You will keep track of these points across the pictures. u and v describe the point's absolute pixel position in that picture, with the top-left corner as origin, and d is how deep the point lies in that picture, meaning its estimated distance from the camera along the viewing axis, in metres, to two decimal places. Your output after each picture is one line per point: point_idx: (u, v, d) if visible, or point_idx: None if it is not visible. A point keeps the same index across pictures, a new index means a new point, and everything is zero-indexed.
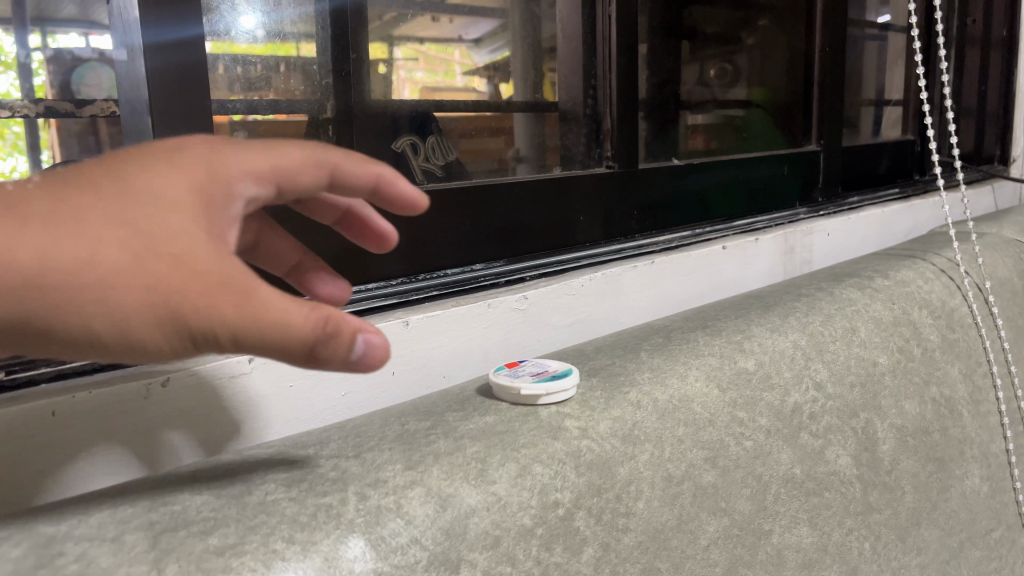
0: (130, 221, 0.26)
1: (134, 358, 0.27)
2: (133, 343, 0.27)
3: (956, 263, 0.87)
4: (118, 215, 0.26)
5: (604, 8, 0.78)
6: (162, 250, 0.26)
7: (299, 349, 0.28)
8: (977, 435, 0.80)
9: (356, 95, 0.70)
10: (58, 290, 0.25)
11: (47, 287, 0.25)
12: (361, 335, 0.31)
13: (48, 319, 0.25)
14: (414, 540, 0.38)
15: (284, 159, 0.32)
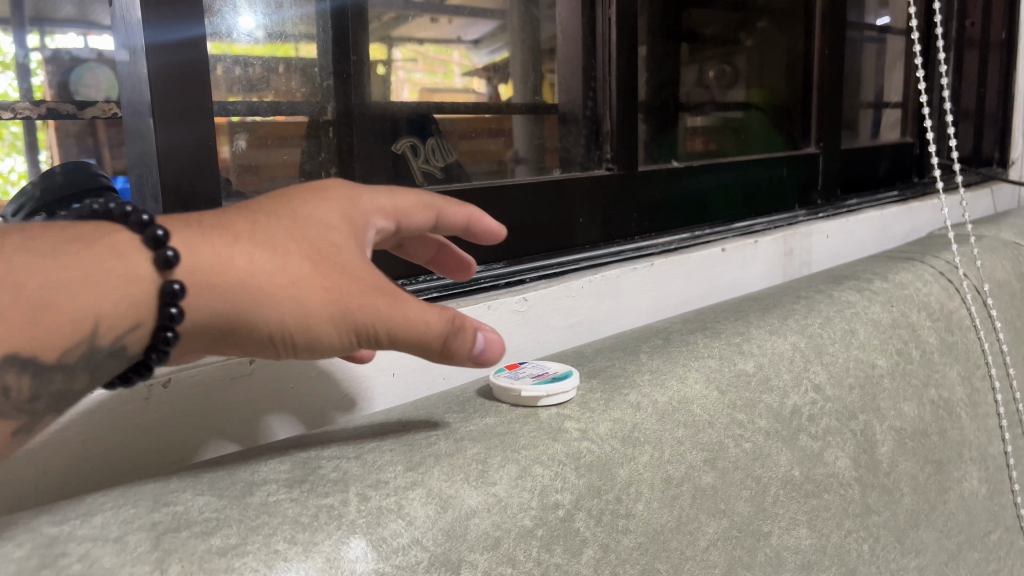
0: (313, 244, 0.35)
1: (310, 351, 0.35)
2: (315, 336, 0.35)
3: (955, 265, 0.87)
4: (302, 233, 0.35)
5: (604, 10, 0.79)
6: (336, 266, 0.35)
7: (434, 343, 0.37)
8: (975, 436, 0.80)
9: (357, 96, 0.68)
10: (269, 291, 0.33)
11: (260, 288, 0.33)
12: (479, 330, 0.38)
13: (258, 316, 0.34)
14: (415, 540, 0.38)
15: (404, 203, 0.40)
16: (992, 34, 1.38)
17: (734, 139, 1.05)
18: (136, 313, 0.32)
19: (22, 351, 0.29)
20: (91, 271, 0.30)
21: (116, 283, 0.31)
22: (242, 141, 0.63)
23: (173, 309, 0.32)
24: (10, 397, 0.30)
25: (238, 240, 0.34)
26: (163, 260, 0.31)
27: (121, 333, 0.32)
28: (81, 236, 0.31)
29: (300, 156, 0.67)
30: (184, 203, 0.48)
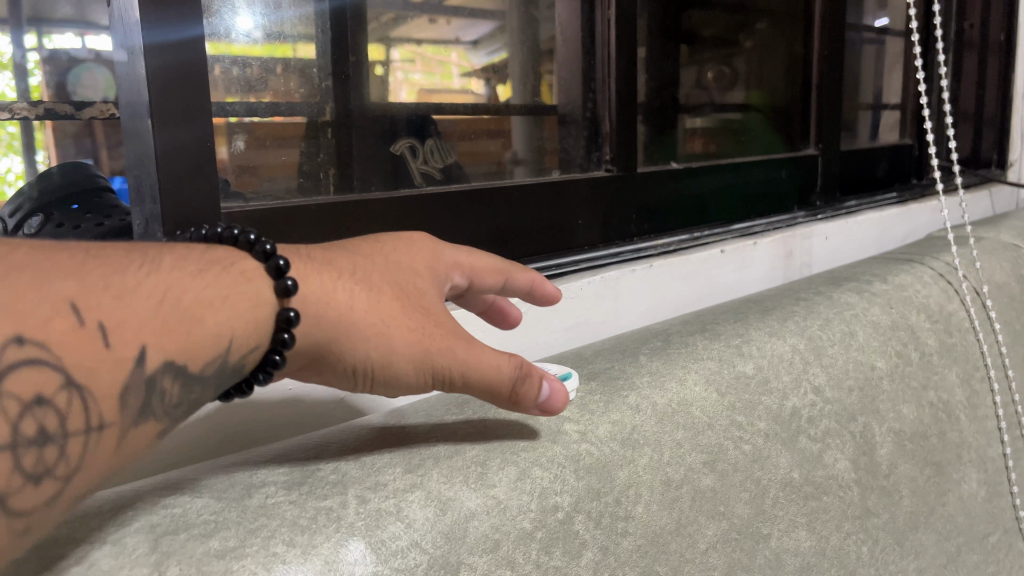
0: (404, 291, 0.40)
1: (389, 386, 0.40)
2: (398, 371, 0.39)
3: (954, 267, 0.87)
4: (397, 280, 0.40)
5: (602, 13, 0.78)
6: (423, 312, 0.40)
7: (506, 387, 0.41)
8: (975, 439, 0.80)
9: (355, 98, 0.72)
10: (364, 327, 0.38)
11: (358, 322, 0.38)
12: (548, 381, 0.43)
13: (352, 349, 0.38)
14: (414, 543, 0.37)
15: (480, 267, 0.46)
16: (991, 35, 1.38)
17: (734, 140, 1.04)
18: (256, 336, 0.35)
19: (173, 358, 0.32)
20: (226, 292, 0.34)
21: (246, 302, 0.34)
22: (241, 143, 0.61)
23: (285, 336, 0.36)
24: (163, 402, 0.32)
25: (342, 278, 0.39)
26: (283, 288, 0.35)
27: (241, 354, 0.35)
28: (217, 262, 0.34)
29: (298, 158, 0.65)
30: (182, 204, 0.48)
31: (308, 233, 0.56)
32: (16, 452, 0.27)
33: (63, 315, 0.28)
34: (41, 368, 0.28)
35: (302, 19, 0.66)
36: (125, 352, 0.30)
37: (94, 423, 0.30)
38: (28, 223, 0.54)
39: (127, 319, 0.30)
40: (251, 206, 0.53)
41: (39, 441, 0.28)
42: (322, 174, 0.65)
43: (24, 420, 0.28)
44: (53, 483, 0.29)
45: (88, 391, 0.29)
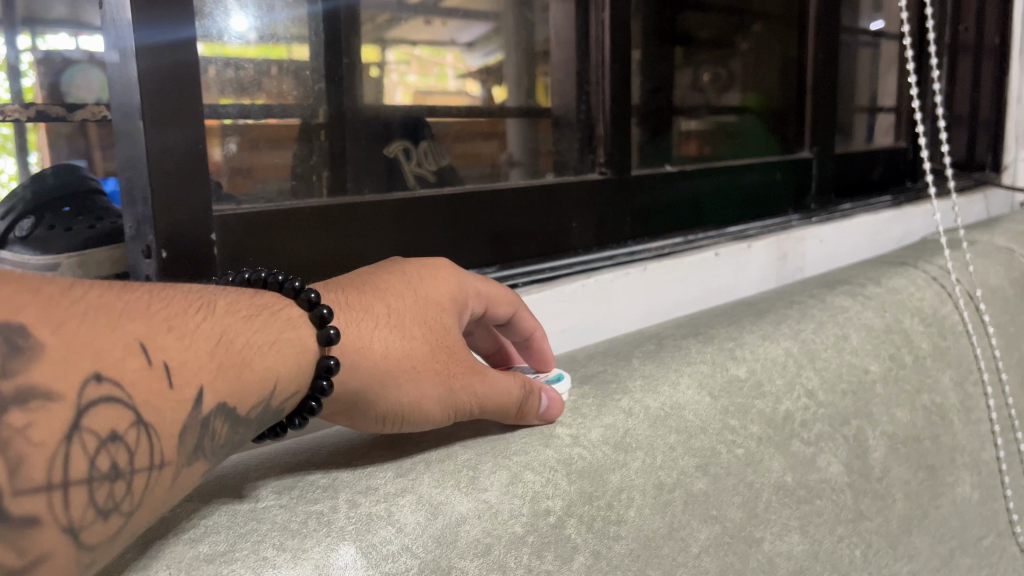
0: (432, 330, 0.41)
1: (414, 425, 0.42)
2: (426, 413, 0.41)
3: (948, 270, 0.87)
4: (426, 318, 0.41)
5: (597, 15, 0.79)
6: (447, 350, 0.42)
7: (514, 405, 0.45)
8: (968, 442, 0.80)
9: (348, 101, 0.71)
10: (398, 373, 0.39)
11: (392, 369, 0.39)
12: (546, 389, 0.47)
13: (387, 394, 0.39)
14: (405, 547, 0.37)
15: (497, 298, 0.46)
16: (986, 39, 1.39)
17: (729, 142, 1.04)
18: (298, 382, 0.36)
19: (228, 401, 0.33)
20: (274, 337, 0.35)
21: (291, 346, 0.35)
22: (233, 145, 0.60)
23: (325, 387, 0.36)
24: (214, 441, 0.33)
25: (375, 322, 0.39)
26: (325, 336, 0.36)
27: (282, 398, 0.36)
28: (264, 308, 0.35)
29: (292, 159, 0.65)
30: (175, 207, 0.48)
31: (305, 234, 0.57)
32: (90, 486, 0.28)
33: (134, 353, 0.29)
34: (115, 404, 0.28)
35: (295, 21, 0.66)
36: (188, 392, 0.31)
37: (156, 460, 0.30)
38: (19, 226, 0.53)
39: (190, 360, 0.31)
40: (244, 209, 0.53)
41: (111, 475, 0.29)
42: (314, 177, 0.65)
43: (99, 455, 0.28)
44: (116, 519, 0.29)
45: (155, 429, 0.30)
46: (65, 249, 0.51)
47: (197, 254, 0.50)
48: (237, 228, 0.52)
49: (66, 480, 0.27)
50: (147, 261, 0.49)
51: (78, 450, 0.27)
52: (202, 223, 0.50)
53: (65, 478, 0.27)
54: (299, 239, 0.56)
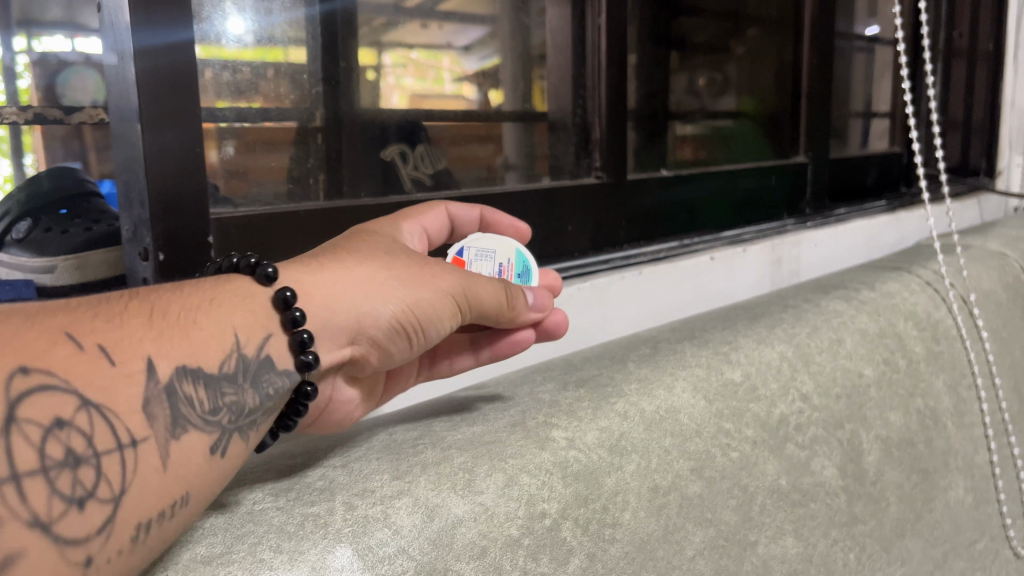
0: (390, 245, 0.44)
1: (427, 326, 0.43)
2: (429, 306, 0.43)
3: (942, 275, 0.88)
4: (374, 243, 0.44)
5: (594, 21, 0.80)
6: (416, 255, 0.44)
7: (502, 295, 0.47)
8: (961, 446, 0.81)
9: (346, 104, 0.70)
10: (379, 275, 0.41)
11: (368, 281, 0.41)
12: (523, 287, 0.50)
13: (382, 300, 0.41)
14: (402, 550, 0.37)
15: (421, 214, 0.51)
16: (980, 44, 1.39)
17: (724, 148, 1.04)
18: (265, 323, 0.38)
19: (185, 364, 0.33)
20: (209, 300, 0.36)
21: (233, 304, 0.37)
22: (231, 148, 0.60)
23: (297, 312, 0.38)
24: (189, 407, 0.34)
25: (332, 254, 0.42)
26: (264, 278, 0.38)
27: (259, 341, 0.37)
28: (187, 282, 0.37)
29: (288, 162, 0.66)
30: (172, 211, 0.49)
31: (303, 237, 0.57)
32: (48, 476, 0.28)
33: (61, 342, 0.29)
34: (52, 393, 0.28)
35: (292, 23, 0.66)
36: (133, 365, 0.31)
37: (125, 439, 0.31)
38: (16, 228, 0.53)
39: (124, 337, 0.31)
40: (240, 212, 0.53)
41: (70, 462, 0.29)
42: (311, 180, 0.67)
43: (49, 443, 0.28)
44: (99, 507, 0.29)
45: (112, 407, 0.30)
46: (61, 250, 0.51)
47: (192, 255, 0.50)
48: (233, 233, 0.53)
49: (18, 473, 0.27)
50: (144, 263, 0.49)
51: (22, 442, 0.27)
52: (198, 225, 0.50)
53: (17, 472, 0.27)
54: (295, 242, 0.56)
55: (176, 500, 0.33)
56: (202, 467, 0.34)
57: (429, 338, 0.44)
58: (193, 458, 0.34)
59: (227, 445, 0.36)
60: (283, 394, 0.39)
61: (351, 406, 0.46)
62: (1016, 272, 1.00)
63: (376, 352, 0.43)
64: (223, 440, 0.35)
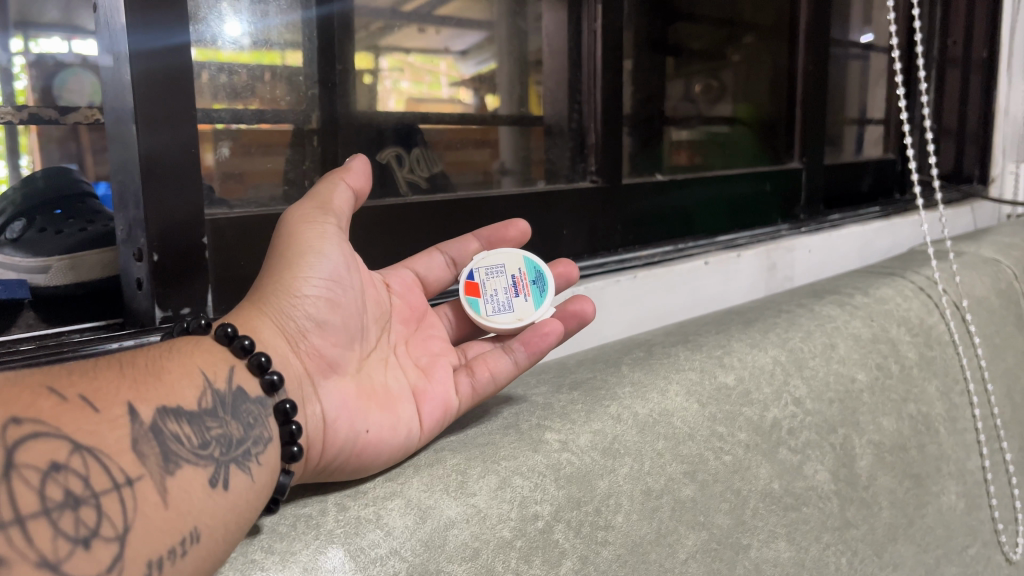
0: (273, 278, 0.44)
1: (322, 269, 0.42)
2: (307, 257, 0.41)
3: (934, 281, 0.88)
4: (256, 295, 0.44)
5: (589, 25, 0.80)
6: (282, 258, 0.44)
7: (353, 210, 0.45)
8: (953, 451, 0.81)
9: (342, 105, 0.71)
10: (255, 291, 0.41)
11: (245, 305, 0.41)
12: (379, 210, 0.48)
13: (266, 296, 0.41)
14: (393, 551, 0.37)
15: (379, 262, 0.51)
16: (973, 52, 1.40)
17: (721, 153, 1.05)
18: (223, 358, 0.38)
19: (164, 404, 0.33)
20: (169, 351, 0.37)
21: (192, 350, 0.37)
22: (226, 149, 0.63)
23: (242, 339, 0.38)
24: (179, 446, 0.33)
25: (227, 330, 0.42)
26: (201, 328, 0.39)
27: (226, 375, 0.37)
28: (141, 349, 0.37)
29: (284, 164, 0.66)
30: (169, 213, 0.49)
31: None
32: (50, 517, 0.27)
33: (42, 395, 0.29)
34: (45, 438, 0.28)
35: (290, 26, 0.65)
36: (113, 410, 0.31)
37: (120, 478, 0.30)
38: (10, 228, 0.53)
39: (100, 387, 0.32)
40: (235, 214, 0.54)
41: (70, 503, 0.28)
42: (307, 182, 0.67)
43: (48, 485, 0.28)
44: (105, 545, 0.29)
45: (102, 450, 0.30)
46: (56, 251, 0.51)
47: (188, 257, 0.50)
48: (228, 233, 0.53)
49: (22, 515, 0.27)
50: (139, 264, 0.49)
51: (21, 485, 0.27)
52: (194, 227, 0.50)
53: (19, 515, 0.27)
54: None
55: (185, 538, 0.31)
56: (208, 502, 0.33)
57: (339, 277, 0.42)
58: (196, 495, 0.33)
59: (227, 478, 0.35)
60: (267, 420, 0.38)
61: (354, 412, 0.42)
62: (1009, 279, 1.01)
63: (314, 331, 0.41)
64: (222, 473, 0.34)
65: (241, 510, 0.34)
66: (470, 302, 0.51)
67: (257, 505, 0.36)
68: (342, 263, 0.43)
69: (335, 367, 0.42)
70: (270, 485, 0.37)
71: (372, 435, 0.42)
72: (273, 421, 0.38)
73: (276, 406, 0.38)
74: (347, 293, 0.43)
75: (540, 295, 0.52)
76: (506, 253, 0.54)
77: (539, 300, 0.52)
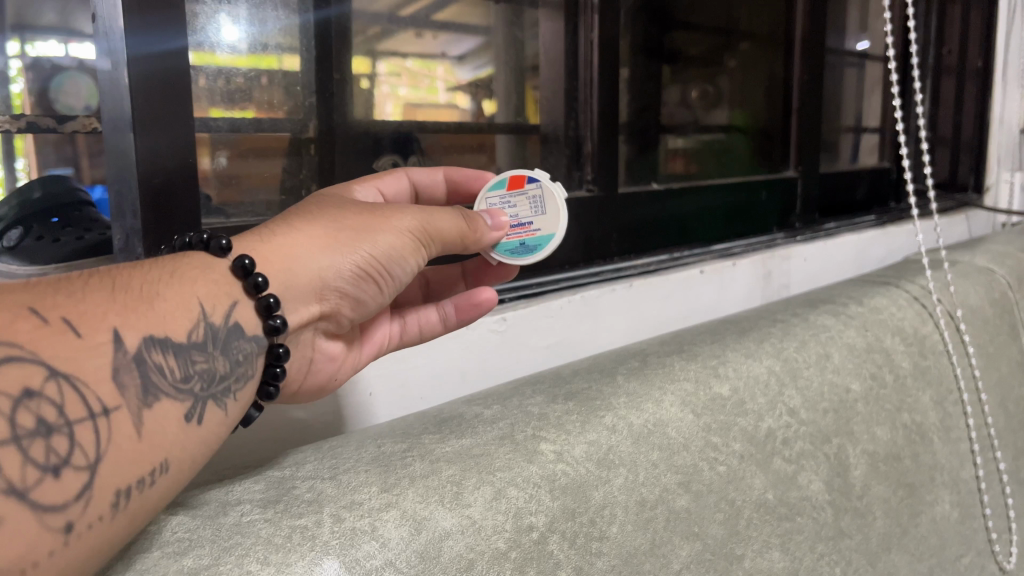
0: (342, 203, 0.46)
1: (392, 267, 0.45)
2: (390, 248, 0.44)
3: (929, 290, 0.89)
4: (317, 205, 0.45)
5: (586, 32, 0.84)
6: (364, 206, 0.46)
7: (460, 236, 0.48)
8: (947, 461, 0.81)
9: (339, 116, 0.70)
10: (335, 233, 0.43)
11: (310, 239, 0.43)
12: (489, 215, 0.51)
13: (341, 252, 0.43)
14: (389, 562, 0.37)
15: (376, 177, 0.53)
16: (969, 61, 1.41)
17: (717, 162, 1.04)
18: (229, 291, 0.40)
19: (151, 334, 0.35)
20: (171, 274, 0.38)
21: (203, 272, 0.39)
22: (224, 157, 0.61)
23: (257, 278, 0.40)
24: (161, 375, 0.35)
25: (278, 223, 0.44)
26: (220, 250, 0.40)
27: (224, 310, 0.39)
28: (148, 258, 0.38)
29: (282, 172, 0.66)
30: (168, 219, 0.49)
31: None
32: (22, 444, 0.29)
33: (24, 317, 0.30)
34: (19, 364, 0.29)
35: (287, 29, 0.65)
36: (99, 336, 0.32)
37: (96, 408, 0.32)
38: (7, 235, 0.52)
39: (87, 310, 0.33)
40: (232, 222, 0.54)
41: (43, 431, 0.30)
42: (303, 191, 0.68)
43: (19, 413, 0.29)
44: (75, 474, 0.31)
45: (79, 379, 0.31)
46: (53, 259, 0.51)
47: None
48: None
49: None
50: None
51: None
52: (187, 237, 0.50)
53: None
54: None
55: (154, 468, 0.34)
56: (178, 435, 0.36)
57: (388, 277, 0.46)
58: (169, 427, 0.35)
59: (202, 413, 0.37)
60: (256, 358, 0.42)
61: (334, 365, 0.49)
62: (1003, 288, 1.01)
63: (349, 303, 0.46)
64: (198, 408, 0.37)
65: (207, 442, 0.38)
66: (501, 180, 0.55)
67: (223, 435, 0.40)
68: (400, 270, 0.46)
69: (333, 318, 0.46)
70: (237, 416, 0.41)
71: (341, 373, 0.50)
72: (262, 359, 0.42)
73: (268, 348, 0.42)
74: (385, 288, 0.46)
75: (508, 253, 0.54)
76: (557, 223, 0.54)
77: (504, 249, 0.54)
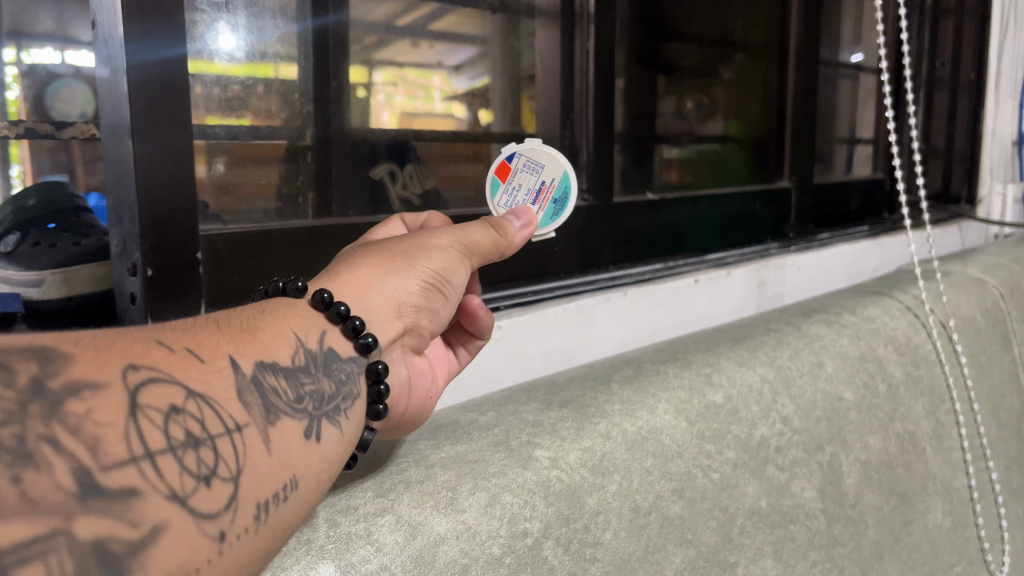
0: (379, 241, 0.45)
1: (453, 277, 0.45)
2: (446, 260, 0.44)
3: (921, 300, 0.90)
4: (355, 248, 0.45)
5: (581, 44, 0.82)
6: (404, 237, 0.45)
7: (499, 246, 0.49)
8: (940, 470, 0.82)
9: (336, 124, 0.72)
10: (389, 259, 0.43)
11: (368, 270, 0.42)
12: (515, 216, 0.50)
13: (403, 272, 0.43)
14: (384, 567, 0.38)
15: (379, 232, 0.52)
16: (962, 74, 1.42)
17: (711, 172, 1.06)
18: (316, 322, 0.39)
19: (262, 359, 0.35)
20: (264, 312, 0.38)
21: (291, 312, 0.39)
22: (221, 165, 0.60)
23: (339, 306, 0.39)
24: (281, 397, 0.35)
25: (328, 269, 0.43)
26: (297, 291, 0.40)
27: (317, 338, 0.39)
28: (237, 307, 0.39)
29: (278, 179, 0.66)
30: (170, 226, 0.50)
31: (286, 249, 0.57)
32: (176, 453, 0.28)
33: (155, 346, 0.30)
34: (162, 382, 0.29)
35: (283, 39, 0.65)
36: (218, 361, 0.32)
37: (232, 425, 0.31)
38: (3, 241, 0.52)
39: (202, 342, 0.33)
40: (229, 229, 0.54)
41: (192, 443, 0.29)
42: (300, 199, 0.67)
43: (171, 425, 0.29)
44: (223, 486, 0.30)
45: (212, 397, 0.31)
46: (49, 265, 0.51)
47: (180, 271, 0.51)
48: (222, 249, 0.53)
49: (151, 451, 0.28)
50: (132, 279, 0.49)
51: (149, 425, 0.28)
52: (186, 241, 0.51)
53: (149, 450, 0.28)
54: (277, 260, 0.57)
55: (285, 484, 0.34)
56: (304, 452, 0.35)
57: (451, 287, 0.45)
58: (293, 444, 0.35)
59: (319, 431, 0.37)
60: (358, 378, 0.41)
61: (425, 378, 0.48)
62: (995, 298, 1.02)
63: (425, 315, 0.45)
64: (315, 426, 0.36)
65: (329, 459, 0.37)
66: (491, 182, 0.56)
67: (344, 456, 0.39)
68: (460, 279, 0.46)
69: (407, 344, 0.46)
70: (354, 438, 0.40)
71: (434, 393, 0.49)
72: (362, 379, 0.41)
73: (369, 366, 0.41)
74: (449, 300, 0.46)
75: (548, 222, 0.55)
76: (558, 160, 0.55)
77: (546, 221, 0.55)
